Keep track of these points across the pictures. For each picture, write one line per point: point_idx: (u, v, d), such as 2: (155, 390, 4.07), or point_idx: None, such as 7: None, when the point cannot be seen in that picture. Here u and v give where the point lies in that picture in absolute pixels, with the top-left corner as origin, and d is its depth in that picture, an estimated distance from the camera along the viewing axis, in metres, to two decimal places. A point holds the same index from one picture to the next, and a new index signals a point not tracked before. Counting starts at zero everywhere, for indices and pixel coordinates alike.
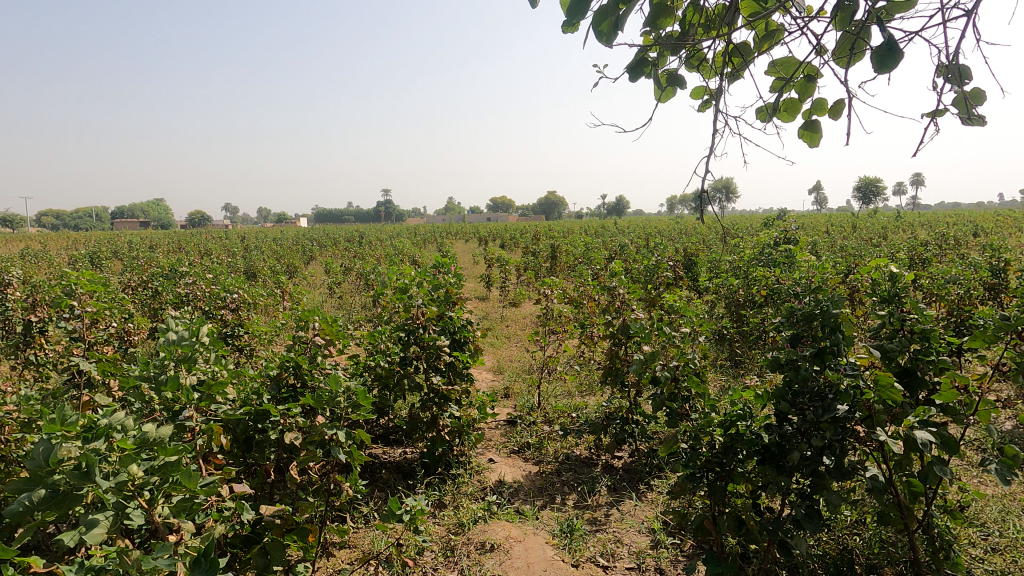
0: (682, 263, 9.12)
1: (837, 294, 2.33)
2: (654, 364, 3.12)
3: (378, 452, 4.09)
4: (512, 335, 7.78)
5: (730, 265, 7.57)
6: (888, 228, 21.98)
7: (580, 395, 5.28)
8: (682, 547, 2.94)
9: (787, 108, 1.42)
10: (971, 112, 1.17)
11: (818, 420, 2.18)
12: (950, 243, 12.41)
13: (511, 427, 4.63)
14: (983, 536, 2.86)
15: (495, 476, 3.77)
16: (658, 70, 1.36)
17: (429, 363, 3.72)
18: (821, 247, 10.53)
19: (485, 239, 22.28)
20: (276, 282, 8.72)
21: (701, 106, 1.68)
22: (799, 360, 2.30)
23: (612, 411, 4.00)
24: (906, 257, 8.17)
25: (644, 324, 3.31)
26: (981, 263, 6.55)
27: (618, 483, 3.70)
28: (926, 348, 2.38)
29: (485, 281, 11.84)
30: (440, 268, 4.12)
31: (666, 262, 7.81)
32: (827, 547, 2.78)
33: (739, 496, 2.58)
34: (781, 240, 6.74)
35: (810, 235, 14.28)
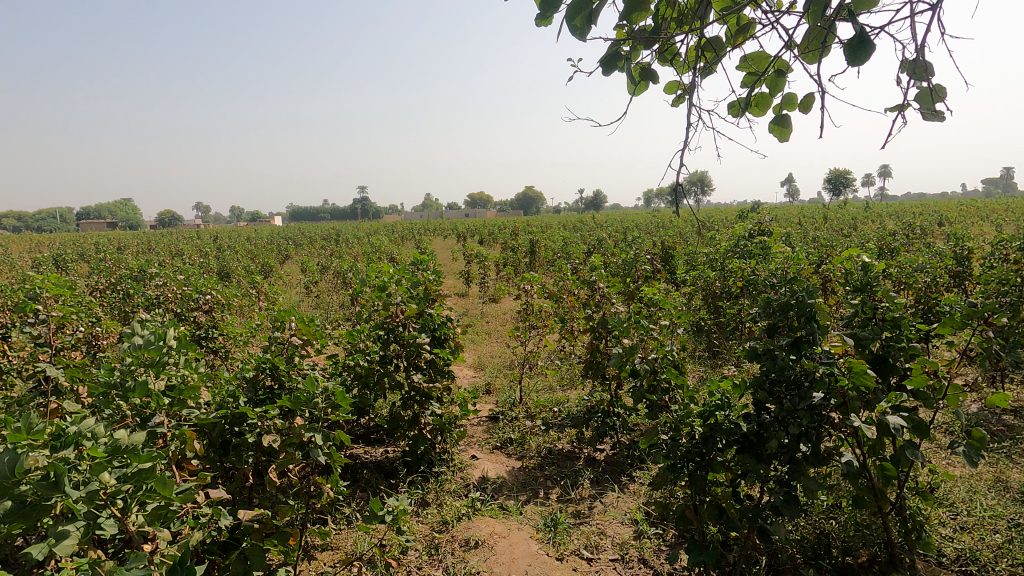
0: (659, 256, 9.19)
1: (811, 285, 2.39)
2: (633, 358, 3.16)
3: (359, 452, 4.04)
4: (491, 331, 7.75)
5: (707, 258, 7.65)
6: (858, 217, 22.45)
7: (562, 389, 5.28)
8: (665, 537, 2.97)
9: (758, 103, 1.45)
10: (933, 108, 1.20)
11: (795, 408, 2.23)
12: (917, 234, 12.64)
13: (494, 423, 4.61)
14: (953, 515, 2.90)
15: (479, 473, 3.75)
16: (631, 65, 1.37)
17: (409, 361, 3.70)
18: (796, 240, 10.72)
19: (464, 235, 22.22)
20: (252, 283, 8.57)
21: (674, 100, 1.69)
22: (775, 350, 2.36)
23: (593, 404, 4.02)
24: (876, 246, 8.33)
25: (622, 318, 3.35)
26: (947, 253, 6.74)
27: (601, 475, 3.72)
28: (897, 336, 2.47)
29: (464, 279, 11.79)
30: (418, 266, 4.10)
31: (643, 255, 7.87)
32: (804, 532, 2.76)
33: (719, 485, 2.60)
34: (756, 232, 6.85)
35: (784, 227, 14.56)
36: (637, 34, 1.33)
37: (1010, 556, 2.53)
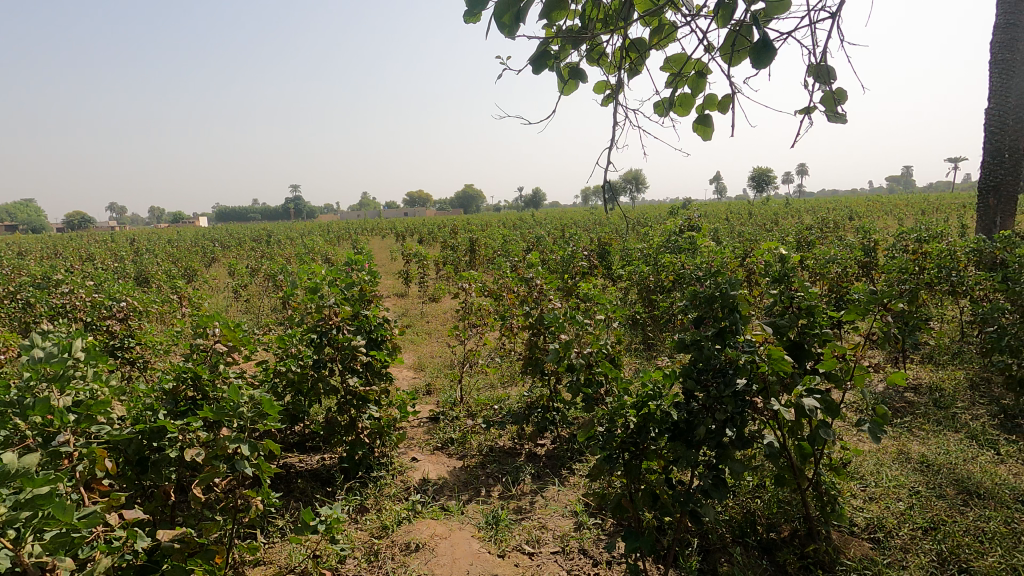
0: (596, 253, 9.42)
1: (734, 277, 2.51)
2: (569, 353, 3.22)
3: (294, 460, 3.89)
4: (432, 331, 7.66)
5: (641, 253, 7.91)
6: (779, 213, 23.85)
7: (503, 386, 5.29)
8: (604, 526, 3.04)
9: (682, 102, 1.50)
10: (838, 109, 1.29)
11: (720, 395, 2.34)
12: (831, 228, 13.57)
13: (434, 424, 4.56)
14: (862, 487, 3.14)
15: (419, 475, 3.70)
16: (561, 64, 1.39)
17: (345, 365, 3.60)
18: (723, 235, 11.27)
19: (403, 235, 21.86)
20: (174, 288, 8.06)
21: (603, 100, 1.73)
22: (702, 340, 2.47)
23: (533, 399, 4.06)
24: (794, 240, 8.88)
25: (558, 314, 3.40)
26: (855, 245, 7.29)
27: (542, 470, 3.77)
28: (811, 323, 2.69)
29: (403, 278, 11.60)
30: (352, 266, 4.00)
31: (581, 251, 8.03)
32: (732, 512, 2.88)
33: (653, 472, 2.69)
34: (685, 228, 7.14)
35: (713, 223, 15.25)
36: (565, 33, 1.35)
37: (912, 521, 2.76)
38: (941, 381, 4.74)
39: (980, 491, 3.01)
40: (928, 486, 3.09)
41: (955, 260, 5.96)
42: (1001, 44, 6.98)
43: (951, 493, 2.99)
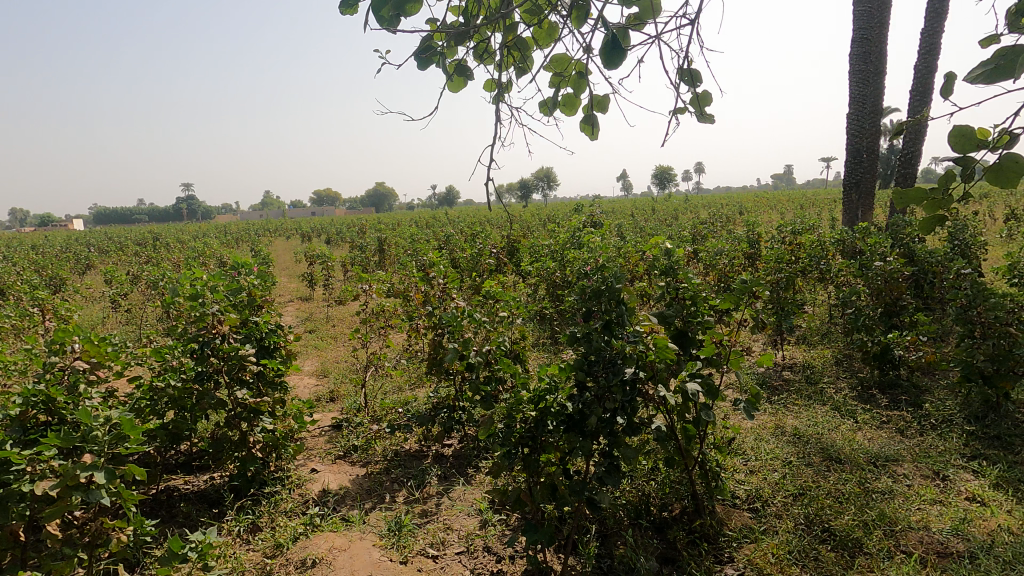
0: (505, 251, 9.51)
1: (620, 271, 2.61)
2: (469, 351, 3.21)
3: (178, 482, 3.58)
4: (337, 335, 7.37)
5: (548, 250, 8.08)
6: (679, 209, 25.32)
7: (410, 388, 5.20)
8: (508, 522, 3.06)
9: (566, 102, 1.55)
10: (706, 111, 1.44)
11: (609, 385, 2.44)
12: (723, 223, 14.59)
13: (337, 432, 4.38)
14: (744, 462, 3.39)
15: (319, 486, 3.54)
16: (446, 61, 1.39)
17: (233, 376, 3.36)
18: (627, 231, 11.77)
19: (309, 236, 20.86)
20: (35, 301, 7.15)
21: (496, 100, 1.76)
22: (592, 333, 2.54)
23: (439, 400, 4.01)
24: (689, 235, 9.46)
25: (458, 313, 3.38)
26: (741, 238, 7.89)
27: (448, 470, 3.74)
28: (694, 311, 2.87)
29: (308, 281, 11.07)
30: (239, 270, 3.74)
31: (489, 249, 8.06)
32: (628, 495, 3.00)
33: (552, 464, 2.74)
34: (588, 224, 7.38)
35: (618, 220, 15.89)
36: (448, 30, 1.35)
37: (784, 489, 3.02)
38: (811, 360, 5.25)
39: (841, 457, 3.35)
40: (798, 456, 3.39)
41: (821, 250, 6.63)
42: (856, 57, 7.84)
43: (817, 460, 3.31)
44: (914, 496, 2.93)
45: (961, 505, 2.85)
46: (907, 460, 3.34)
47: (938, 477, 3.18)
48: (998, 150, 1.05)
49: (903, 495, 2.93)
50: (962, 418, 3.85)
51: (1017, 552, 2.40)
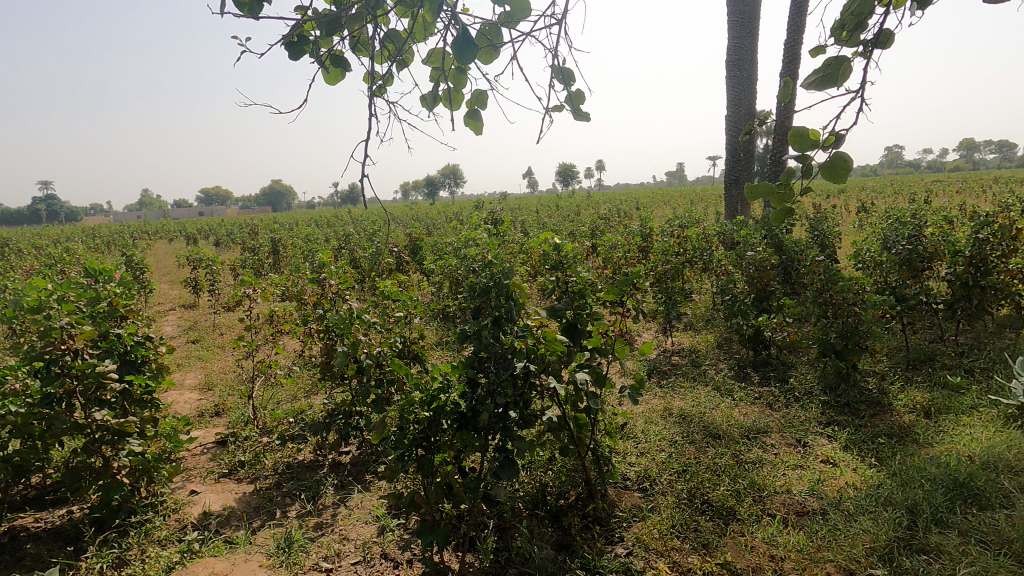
0: (408, 250, 9.32)
1: (508, 266, 2.64)
2: (359, 354, 3.10)
3: (26, 521, 3.14)
4: (224, 344, 6.85)
5: (451, 247, 8.02)
6: (581, 205, 26.18)
7: (305, 396, 4.94)
8: (406, 525, 3.00)
9: (448, 97, 1.57)
10: (581, 108, 1.51)
11: (500, 379, 2.46)
12: (621, 218, 15.29)
13: (222, 448, 4.07)
14: (634, 444, 3.57)
15: (200, 509, 3.27)
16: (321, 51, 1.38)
17: (90, 396, 3.00)
18: (530, 227, 11.97)
19: (193, 238, 19.22)
20: None
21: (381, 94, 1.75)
22: (481, 329, 2.55)
23: (334, 407, 3.85)
24: (587, 230, 9.81)
25: (348, 315, 3.25)
26: (635, 232, 8.30)
27: (345, 479, 3.61)
28: (582, 303, 2.93)
29: (191, 288, 10.18)
30: (97, 277, 3.34)
31: (390, 248, 7.86)
32: (526, 487, 3.05)
33: (447, 463, 2.71)
34: (490, 221, 7.42)
35: (522, 217, 16.15)
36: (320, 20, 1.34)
37: (670, 467, 3.22)
38: (696, 344, 5.64)
39: (719, 433, 3.63)
40: (683, 435, 3.63)
41: (705, 242, 7.14)
42: (732, 63, 8.52)
43: (698, 438, 3.56)
44: (779, 463, 3.24)
45: (817, 467, 3.19)
46: (774, 430, 3.69)
47: (800, 444, 3.54)
48: (828, 150, 1.28)
49: (771, 463, 3.23)
50: (820, 389, 4.32)
51: (859, 505, 2.73)
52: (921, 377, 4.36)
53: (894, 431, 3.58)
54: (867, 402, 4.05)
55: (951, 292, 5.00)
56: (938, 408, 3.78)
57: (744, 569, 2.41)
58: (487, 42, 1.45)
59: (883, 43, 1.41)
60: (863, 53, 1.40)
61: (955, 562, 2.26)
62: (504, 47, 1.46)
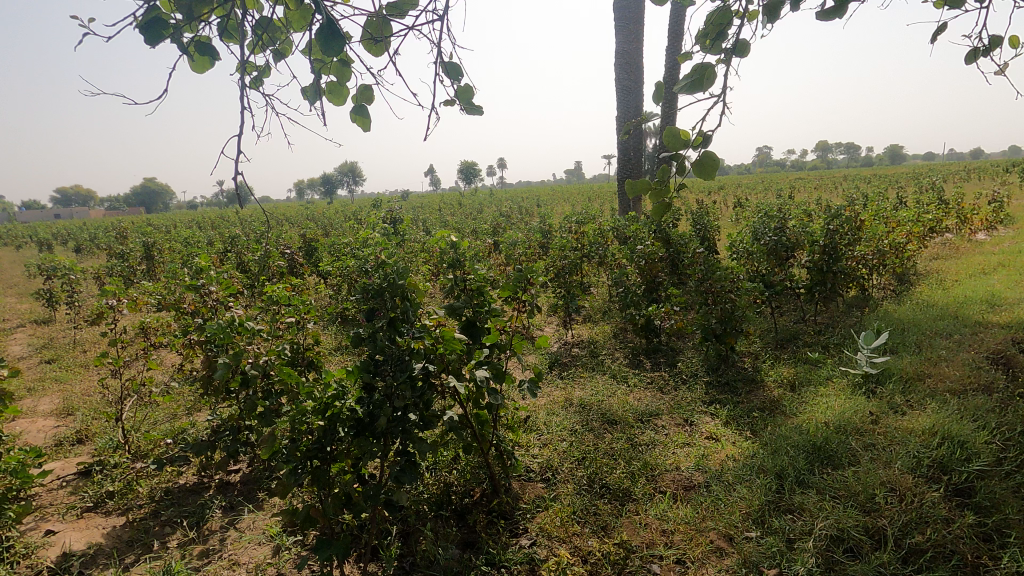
0: (301, 252, 8.87)
1: (402, 266, 2.58)
2: (243, 365, 2.88)
3: None
4: (87, 362, 6.09)
5: (348, 248, 7.72)
6: (484, 203, 26.34)
7: (187, 414, 4.53)
8: (304, 542, 2.85)
9: (333, 91, 1.49)
10: (472, 103, 1.50)
11: (398, 382, 2.40)
12: (521, 216, 15.58)
13: (86, 480, 3.62)
14: (537, 436, 3.65)
15: (58, 551, 2.89)
16: (184, 36, 1.22)
17: None
18: (431, 226, 11.86)
19: (46, 244, 16.93)
20: None
21: (253, 83, 1.61)
22: (376, 332, 2.46)
23: (218, 423, 3.56)
24: (489, 228, 9.88)
25: (229, 323, 3.01)
26: (535, 229, 8.49)
27: (234, 500, 3.38)
28: (481, 301, 2.95)
29: (43, 300, 8.95)
30: None
31: (281, 250, 7.41)
32: (430, 488, 3.02)
33: (345, 472, 2.61)
34: (388, 220, 7.23)
35: (422, 216, 15.95)
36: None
37: (571, 456, 3.33)
38: (594, 336, 5.88)
39: (616, 419, 3.81)
40: (582, 424, 3.77)
41: (600, 237, 7.45)
42: (620, 67, 8.95)
43: (597, 425, 3.72)
44: (669, 443, 3.47)
45: (702, 444, 3.46)
46: (665, 412, 3.94)
47: (687, 423, 3.81)
48: (697, 149, 1.37)
49: (662, 443, 3.45)
50: (704, 371, 4.68)
51: (737, 475, 3.00)
52: (787, 355, 4.87)
53: (766, 405, 3.96)
54: (744, 380, 4.45)
55: (809, 278, 5.62)
56: (801, 381, 4.24)
57: (639, 546, 2.55)
58: (370, 35, 1.40)
59: (740, 52, 1.54)
60: (724, 60, 1.52)
61: (814, 518, 2.54)
62: (388, 40, 1.42)
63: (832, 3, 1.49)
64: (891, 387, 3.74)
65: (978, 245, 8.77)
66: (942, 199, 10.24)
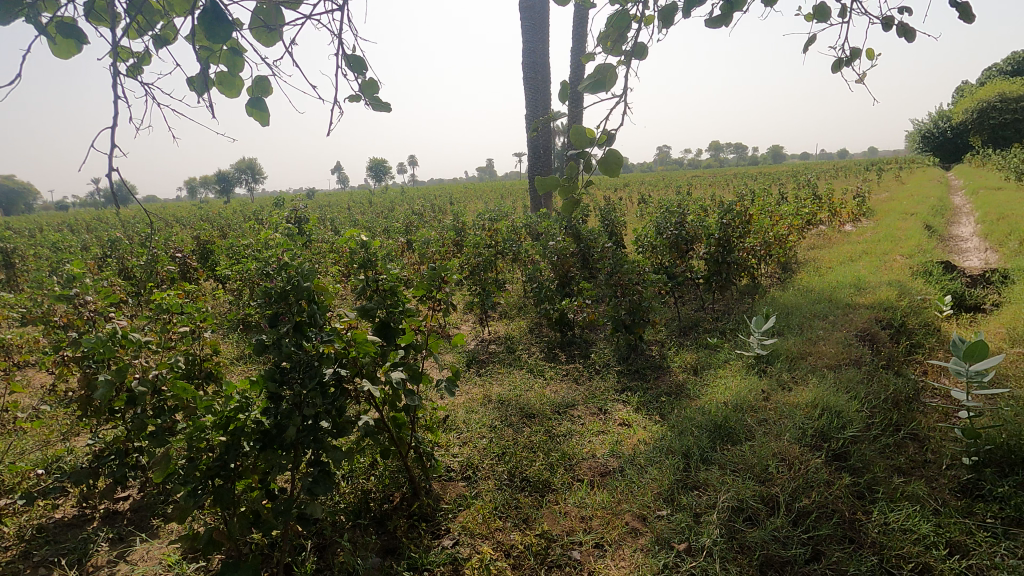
0: (195, 255, 8.20)
1: (308, 267, 2.45)
2: (128, 382, 2.61)
3: None
4: None
5: (248, 249, 7.24)
6: (395, 202, 25.77)
7: (62, 439, 4.04)
8: (207, 568, 2.64)
9: (225, 82, 1.37)
10: (379, 98, 1.45)
11: (307, 389, 2.28)
12: (434, 214, 15.42)
13: None
14: (457, 435, 3.63)
15: None
16: (40, 15, 1.08)
17: None
18: (340, 226, 11.42)
19: None
20: None
21: (131, 71, 1.45)
22: (281, 339, 2.32)
23: (101, 447, 3.20)
24: (401, 226, 9.68)
25: (109, 336, 2.71)
26: (448, 227, 8.43)
27: (123, 530, 3.06)
28: (394, 302, 2.86)
29: None
30: None
31: (171, 253, 6.80)
32: (346, 498, 2.90)
33: (251, 489, 2.44)
34: (291, 219, 6.86)
35: (330, 215, 15.32)
36: None
37: (491, 452, 3.34)
38: (511, 331, 5.95)
39: (534, 412, 3.88)
40: (501, 419, 3.80)
41: (514, 234, 7.54)
42: (527, 66, 9.08)
43: (515, 420, 3.76)
44: (585, 432, 3.58)
45: (616, 430, 3.60)
46: (580, 403, 4.06)
47: (601, 411, 3.95)
48: (602, 148, 1.41)
49: (578, 433, 3.56)
50: (615, 361, 4.88)
51: (648, 458, 3.15)
52: (690, 341, 5.19)
53: (672, 390, 4.20)
54: (652, 367, 4.69)
55: (707, 268, 6.03)
56: (703, 365, 4.54)
57: (559, 535, 2.62)
58: (262, 22, 1.31)
59: (640, 54, 1.61)
60: (625, 62, 1.58)
61: (717, 491, 2.73)
62: (283, 29, 1.33)
63: (719, 12, 1.59)
64: (779, 366, 4.10)
65: (846, 235, 9.84)
66: (818, 195, 11.38)
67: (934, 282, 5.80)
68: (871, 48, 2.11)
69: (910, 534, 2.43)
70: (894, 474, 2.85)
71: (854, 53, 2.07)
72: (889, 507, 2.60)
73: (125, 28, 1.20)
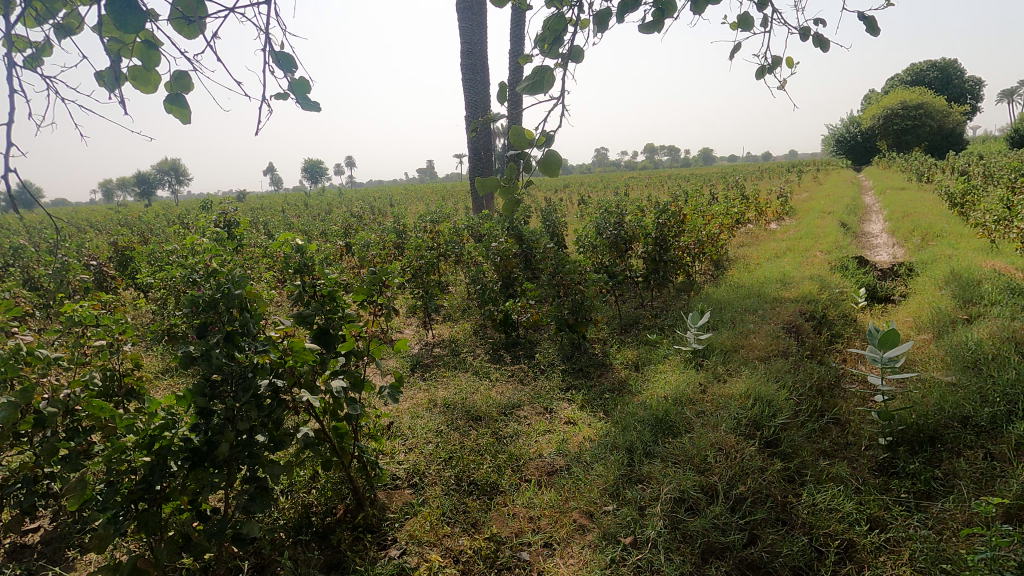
0: (112, 263, 7.62)
1: (239, 274, 2.31)
2: (34, 404, 2.38)
3: None
4: None
5: (171, 255, 6.81)
6: (332, 204, 25.02)
7: None
8: None
9: (138, 76, 1.28)
10: (309, 98, 1.39)
11: (239, 403, 2.15)
12: (373, 216, 15.11)
13: None
14: (402, 442, 3.55)
15: None
16: None
17: None
18: (274, 229, 10.96)
19: None
20: None
21: (29, 62, 1.32)
22: (211, 350, 2.18)
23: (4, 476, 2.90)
24: (339, 229, 9.41)
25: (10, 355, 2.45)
26: (389, 229, 8.26)
27: (33, 565, 2.79)
28: (333, 308, 2.76)
29: None
30: None
31: (83, 262, 6.29)
32: (286, 513, 2.78)
33: (180, 512, 2.29)
34: (219, 223, 6.50)
35: (263, 218, 14.69)
36: None
37: (437, 457, 3.30)
38: (455, 334, 5.89)
39: (480, 415, 3.85)
40: (447, 423, 3.76)
41: (456, 236, 7.49)
42: (465, 66, 9.04)
43: (461, 423, 3.73)
44: (532, 432, 3.60)
45: (561, 429, 3.64)
46: (526, 403, 4.07)
47: (547, 411, 3.99)
48: (541, 149, 1.42)
49: (524, 434, 3.57)
50: (560, 360, 4.93)
51: (594, 454, 3.21)
52: (631, 338, 5.33)
53: (615, 387, 4.29)
54: (595, 365, 4.78)
55: (645, 267, 6.20)
56: (643, 361, 4.67)
57: (508, 537, 2.62)
58: (180, 14, 1.22)
59: (576, 57, 1.63)
60: (562, 64, 1.59)
61: (660, 483, 2.81)
62: (204, 21, 1.25)
63: (651, 18, 1.64)
64: (714, 359, 4.27)
65: (771, 233, 10.43)
66: (745, 196, 12.01)
67: (849, 276, 6.23)
68: (790, 57, 2.24)
69: (835, 513, 2.60)
70: (820, 457, 3.04)
71: (775, 61, 2.19)
72: (816, 488, 2.77)
73: (21, 14, 1.10)
